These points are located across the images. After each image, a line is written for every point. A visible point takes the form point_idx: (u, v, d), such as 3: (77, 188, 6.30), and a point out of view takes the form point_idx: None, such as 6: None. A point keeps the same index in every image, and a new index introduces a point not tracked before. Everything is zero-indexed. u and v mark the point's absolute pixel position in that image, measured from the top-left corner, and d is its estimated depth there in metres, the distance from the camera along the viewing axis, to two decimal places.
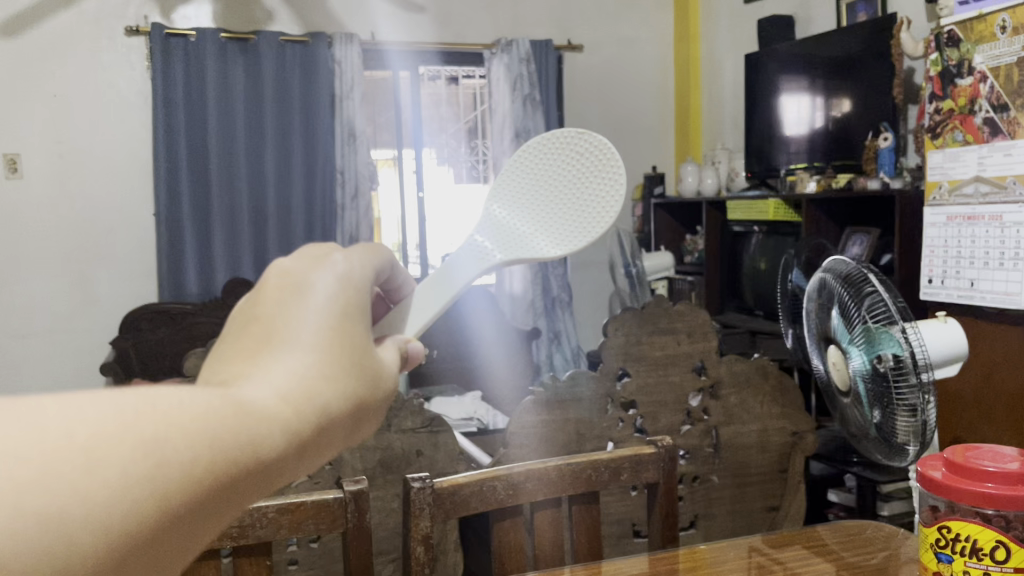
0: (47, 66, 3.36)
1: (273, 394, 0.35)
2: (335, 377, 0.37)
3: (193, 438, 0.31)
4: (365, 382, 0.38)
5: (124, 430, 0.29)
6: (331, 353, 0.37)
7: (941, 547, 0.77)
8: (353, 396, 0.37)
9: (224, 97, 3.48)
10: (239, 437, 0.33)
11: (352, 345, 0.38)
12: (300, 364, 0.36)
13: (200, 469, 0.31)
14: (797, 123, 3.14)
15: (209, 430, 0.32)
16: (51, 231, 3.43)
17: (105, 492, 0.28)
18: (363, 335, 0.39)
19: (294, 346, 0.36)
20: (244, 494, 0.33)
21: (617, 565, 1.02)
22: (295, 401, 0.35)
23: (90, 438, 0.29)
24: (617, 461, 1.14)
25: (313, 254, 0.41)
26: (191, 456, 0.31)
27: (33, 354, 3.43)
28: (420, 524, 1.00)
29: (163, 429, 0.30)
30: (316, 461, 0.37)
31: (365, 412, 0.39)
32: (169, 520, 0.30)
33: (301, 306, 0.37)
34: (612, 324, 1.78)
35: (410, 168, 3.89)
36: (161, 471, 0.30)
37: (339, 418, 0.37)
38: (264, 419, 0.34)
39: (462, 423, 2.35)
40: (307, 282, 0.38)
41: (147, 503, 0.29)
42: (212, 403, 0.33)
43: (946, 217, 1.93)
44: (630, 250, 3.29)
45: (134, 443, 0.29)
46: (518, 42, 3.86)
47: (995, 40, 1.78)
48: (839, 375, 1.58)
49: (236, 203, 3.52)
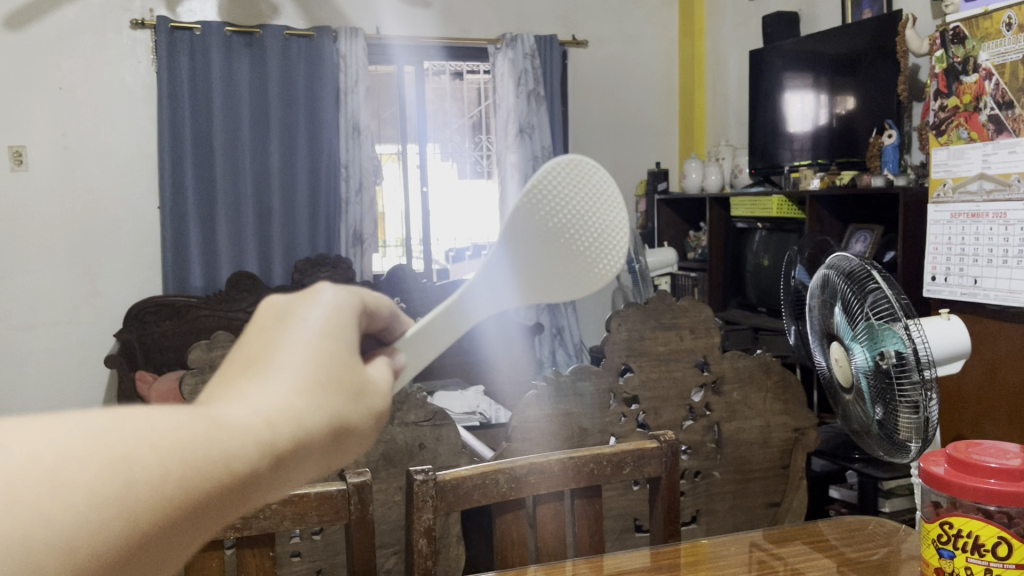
0: (53, 59, 3.36)
1: (254, 415, 0.37)
2: (309, 401, 0.39)
3: (162, 457, 0.33)
4: (345, 406, 0.41)
5: (91, 452, 0.32)
6: (308, 380, 0.40)
7: (943, 543, 0.78)
8: (332, 417, 0.40)
9: (229, 92, 3.49)
10: (210, 454, 0.35)
11: (327, 372, 0.40)
12: (277, 389, 0.39)
13: (171, 486, 0.33)
14: (801, 120, 3.13)
15: (180, 447, 0.34)
16: (55, 223, 3.44)
17: (71, 511, 0.30)
18: (345, 358, 0.42)
19: (274, 375, 0.39)
20: (218, 515, 0.35)
21: (619, 560, 1.02)
22: (274, 420, 0.38)
23: (57, 461, 0.31)
24: (619, 455, 1.14)
25: (304, 292, 0.44)
26: (161, 472, 0.33)
27: (35, 346, 3.44)
28: (423, 517, 1.00)
29: (132, 451, 0.33)
30: (296, 478, 0.39)
31: (345, 434, 0.41)
32: (140, 539, 0.32)
33: (286, 336, 0.41)
34: (615, 319, 1.78)
35: (413, 162, 3.89)
36: (129, 489, 0.32)
37: (317, 438, 0.39)
38: (241, 438, 0.36)
39: (465, 417, 2.35)
40: (293, 317, 0.42)
41: (117, 521, 0.31)
42: (190, 423, 0.35)
43: (950, 214, 1.93)
44: (633, 245, 3.23)
45: (101, 458, 0.32)
46: (523, 37, 3.86)
47: (1002, 37, 1.78)
48: (841, 372, 1.58)
49: (241, 197, 3.53)
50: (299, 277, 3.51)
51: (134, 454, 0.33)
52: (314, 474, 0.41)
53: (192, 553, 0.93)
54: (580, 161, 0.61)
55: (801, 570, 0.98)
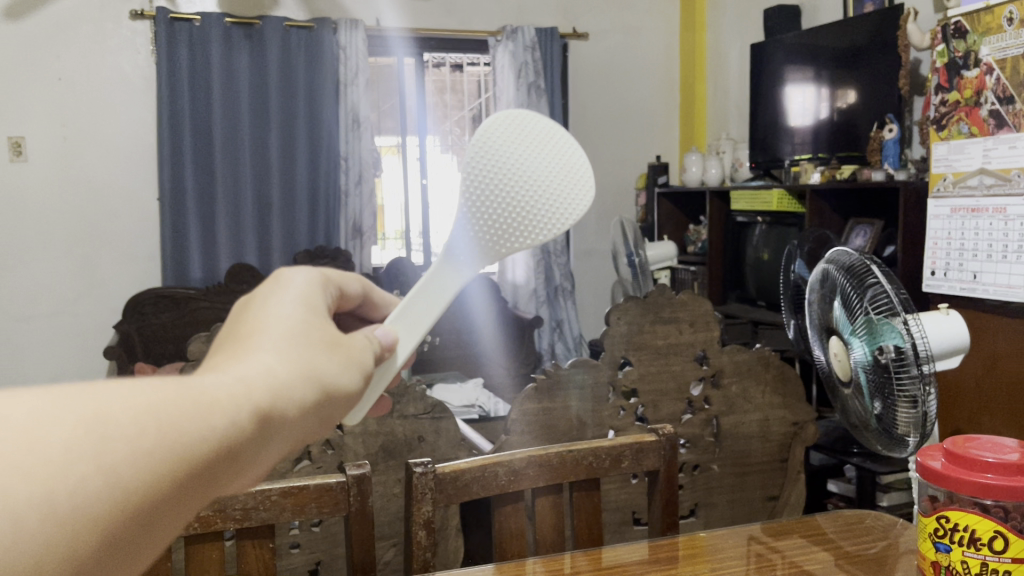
0: (52, 49, 3.36)
1: (235, 380, 0.38)
2: (289, 365, 0.41)
3: (139, 415, 0.33)
4: (322, 376, 0.42)
5: (65, 411, 0.32)
6: (283, 347, 0.42)
7: (939, 536, 0.78)
8: (310, 387, 0.41)
9: (229, 82, 3.48)
10: (189, 413, 0.35)
11: (300, 339, 0.42)
12: (256, 357, 0.40)
13: (151, 440, 0.33)
14: (802, 114, 3.13)
15: (158, 404, 0.34)
16: (54, 213, 3.44)
17: (46, 461, 0.30)
18: (317, 335, 0.44)
19: (248, 348, 0.41)
20: (206, 476, 0.35)
21: (617, 552, 1.03)
22: (252, 386, 0.39)
23: (26, 418, 0.31)
24: (618, 448, 1.14)
25: (275, 287, 0.47)
26: (137, 428, 0.33)
27: (36, 336, 3.44)
28: (422, 509, 1.01)
29: (107, 408, 0.33)
30: (273, 449, 0.40)
31: (321, 402, 0.42)
32: (122, 491, 0.32)
33: (260, 319, 0.43)
34: (615, 313, 1.78)
35: (413, 155, 3.89)
36: (107, 442, 0.32)
37: (293, 406, 0.40)
38: (221, 401, 0.37)
39: (464, 410, 2.36)
40: (264, 307, 0.44)
41: (101, 477, 0.31)
42: (169, 386, 0.36)
43: (950, 209, 1.93)
44: (632, 238, 3.24)
45: (75, 417, 0.32)
46: (523, 30, 3.85)
47: (1003, 32, 1.77)
48: (839, 366, 1.59)
49: (241, 189, 3.52)
50: None
51: (111, 412, 0.33)
52: (290, 447, 0.41)
53: (192, 545, 0.93)
54: (514, 114, 0.62)
55: (799, 564, 0.98)
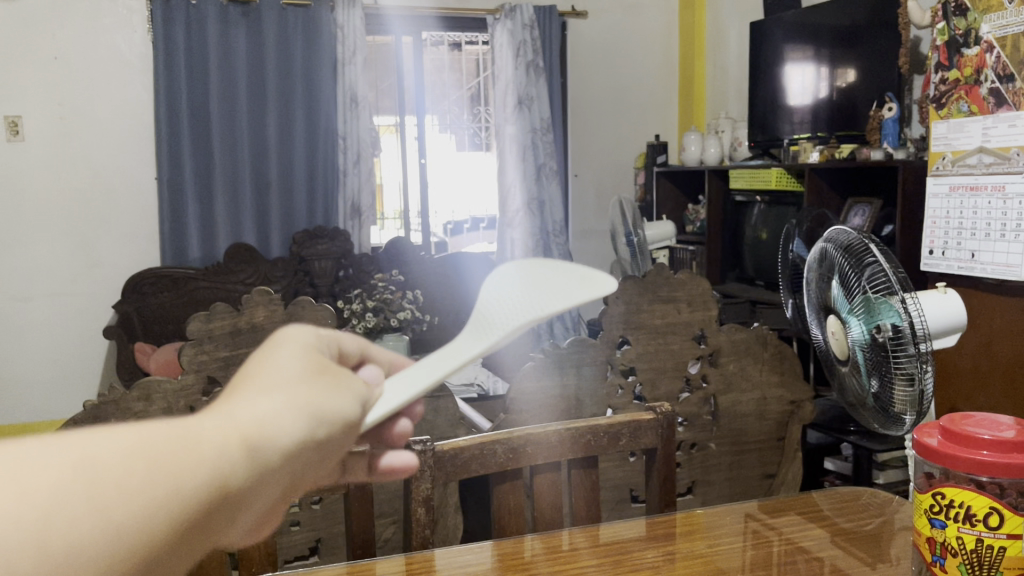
0: (48, 28, 3.33)
1: (223, 424, 0.40)
2: (290, 407, 0.41)
3: (125, 452, 0.35)
4: (321, 414, 0.43)
5: (54, 454, 0.34)
6: (280, 386, 0.42)
7: (935, 513, 0.79)
8: (306, 426, 0.42)
9: (225, 62, 3.46)
10: (175, 454, 0.37)
11: (300, 381, 0.43)
12: (248, 397, 0.41)
13: (137, 476, 0.35)
14: (802, 94, 3.12)
15: (142, 448, 0.36)
16: (52, 194, 3.43)
17: (31, 503, 0.32)
18: (319, 376, 0.44)
19: (246, 390, 0.42)
20: (197, 524, 0.37)
21: (614, 529, 1.03)
22: (243, 429, 0.40)
23: (13, 465, 0.33)
24: (616, 426, 1.15)
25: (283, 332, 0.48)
26: (124, 467, 0.35)
27: (35, 316, 3.45)
28: (421, 486, 1.02)
29: (91, 452, 0.35)
30: (268, 488, 0.41)
31: (320, 438, 0.42)
32: (116, 526, 0.34)
33: (263, 361, 0.44)
34: (613, 292, 1.79)
35: (411, 134, 3.87)
36: (95, 484, 0.34)
37: (284, 446, 0.41)
38: (208, 444, 0.38)
39: (463, 389, 2.37)
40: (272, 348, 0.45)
41: (90, 523, 0.33)
42: (156, 429, 0.37)
43: (949, 188, 1.93)
44: (631, 218, 3.23)
45: (63, 460, 0.34)
46: (521, 8, 3.81)
47: (1003, 9, 1.76)
48: (838, 344, 1.59)
49: (239, 168, 3.51)
50: (298, 249, 3.52)
51: (97, 455, 0.35)
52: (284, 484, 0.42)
53: None
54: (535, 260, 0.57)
55: (796, 541, 0.99)
